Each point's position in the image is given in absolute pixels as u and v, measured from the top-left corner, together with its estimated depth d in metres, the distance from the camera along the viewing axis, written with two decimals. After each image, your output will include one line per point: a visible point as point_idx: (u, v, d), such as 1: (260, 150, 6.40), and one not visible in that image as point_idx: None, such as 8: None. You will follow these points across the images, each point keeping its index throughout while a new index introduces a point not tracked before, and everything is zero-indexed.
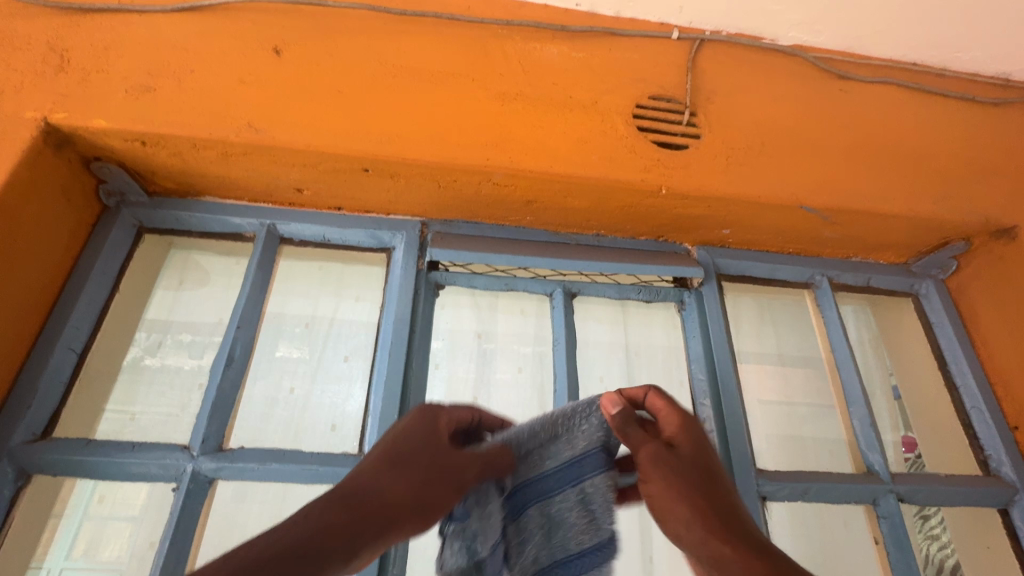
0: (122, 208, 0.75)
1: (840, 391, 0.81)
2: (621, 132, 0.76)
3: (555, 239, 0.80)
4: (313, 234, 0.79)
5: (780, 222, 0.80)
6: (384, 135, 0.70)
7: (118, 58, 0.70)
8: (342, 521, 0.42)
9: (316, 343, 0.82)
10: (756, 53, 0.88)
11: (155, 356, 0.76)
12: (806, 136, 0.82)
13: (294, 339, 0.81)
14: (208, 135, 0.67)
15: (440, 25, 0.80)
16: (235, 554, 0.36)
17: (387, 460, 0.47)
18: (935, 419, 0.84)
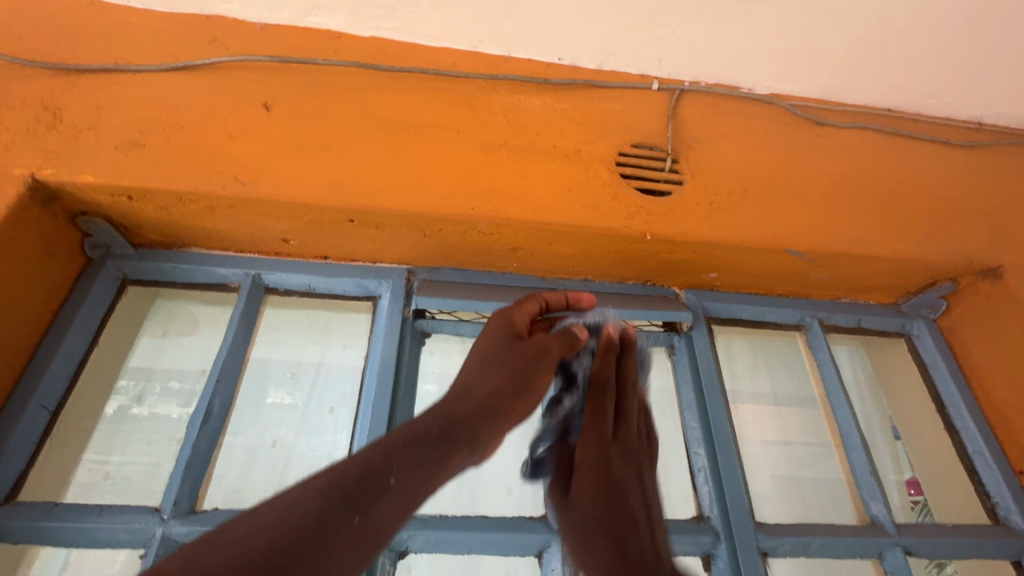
0: (107, 260, 0.75)
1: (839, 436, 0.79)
2: (604, 179, 0.77)
3: (541, 284, 0.80)
4: (298, 284, 0.79)
5: (766, 265, 0.80)
6: (370, 186, 0.71)
7: (110, 116, 0.71)
8: (455, 411, 0.53)
9: (307, 390, 0.82)
10: (734, 102, 0.91)
11: (143, 404, 0.75)
12: (787, 180, 0.84)
13: (284, 386, 0.82)
14: (194, 189, 0.67)
15: (426, 80, 0.82)
16: (387, 437, 0.47)
17: (483, 366, 0.58)
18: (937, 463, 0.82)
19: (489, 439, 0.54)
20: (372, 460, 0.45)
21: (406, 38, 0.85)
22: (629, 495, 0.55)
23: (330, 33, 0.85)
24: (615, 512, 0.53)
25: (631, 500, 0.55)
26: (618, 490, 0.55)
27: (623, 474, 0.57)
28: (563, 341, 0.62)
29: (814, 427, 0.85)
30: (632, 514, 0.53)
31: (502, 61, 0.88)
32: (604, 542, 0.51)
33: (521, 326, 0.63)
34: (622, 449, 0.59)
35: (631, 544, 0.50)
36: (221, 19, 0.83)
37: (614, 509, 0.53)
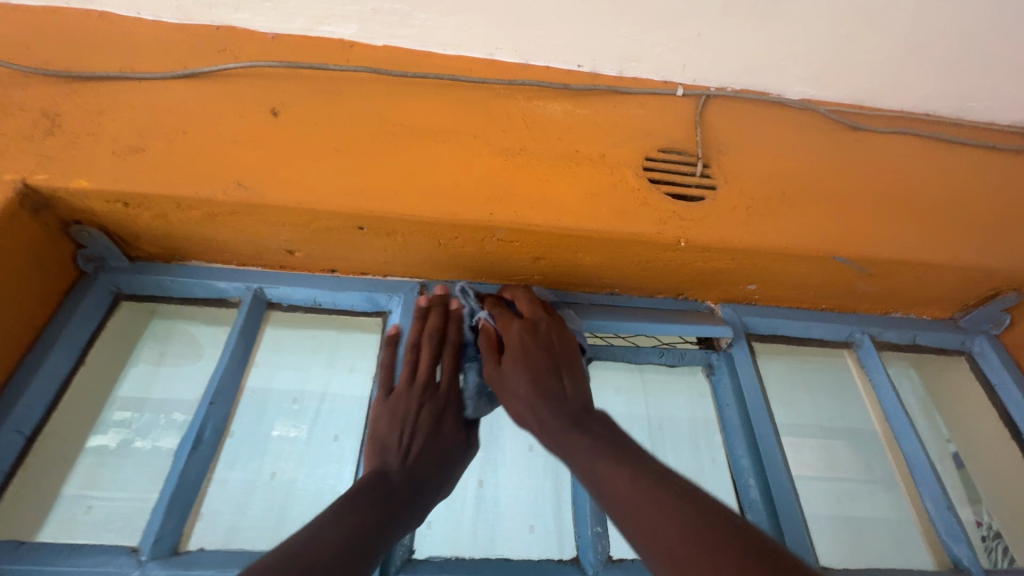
0: (101, 274, 0.70)
1: (906, 468, 0.71)
2: (632, 185, 0.71)
3: (562, 299, 0.73)
4: (303, 298, 0.74)
5: (810, 275, 0.73)
6: (381, 191, 0.66)
7: (110, 122, 0.68)
8: (397, 471, 0.58)
9: (310, 420, 0.76)
10: (764, 107, 0.87)
11: (146, 437, 0.68)
12: (827, 185, 0.78)
13: (290, 417, 0.75)
14: (194, 194, 0.63)
15: (441, 87, 0.79)
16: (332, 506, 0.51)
17: (387, 438, 0.60)
18: (1014, 498, 0.73)
19: (454, 460, 0.63)
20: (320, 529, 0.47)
21: (420, 46, 0.82)
22: (568, 383, 0.59)
23: (342, 43, 0.82)
24: (576, 390, 0.59)
25: (569, 388, 0.59)
26: (561, 377, 0.60)
27: (575, 369, 0.62)
28: (427, 391, 0.64)
29: (864, 459, 0.76)
30: (583, 394, 0.59)
31: (519, 68, 0.84)
32: (552, 407, 0.56)
33: (393, 399, 0.63)
34: (564, 344, 0.63)
35: (589, 421, 0.56)
36: (231, 29, 0.81)
37: (564, 390, 0.58)
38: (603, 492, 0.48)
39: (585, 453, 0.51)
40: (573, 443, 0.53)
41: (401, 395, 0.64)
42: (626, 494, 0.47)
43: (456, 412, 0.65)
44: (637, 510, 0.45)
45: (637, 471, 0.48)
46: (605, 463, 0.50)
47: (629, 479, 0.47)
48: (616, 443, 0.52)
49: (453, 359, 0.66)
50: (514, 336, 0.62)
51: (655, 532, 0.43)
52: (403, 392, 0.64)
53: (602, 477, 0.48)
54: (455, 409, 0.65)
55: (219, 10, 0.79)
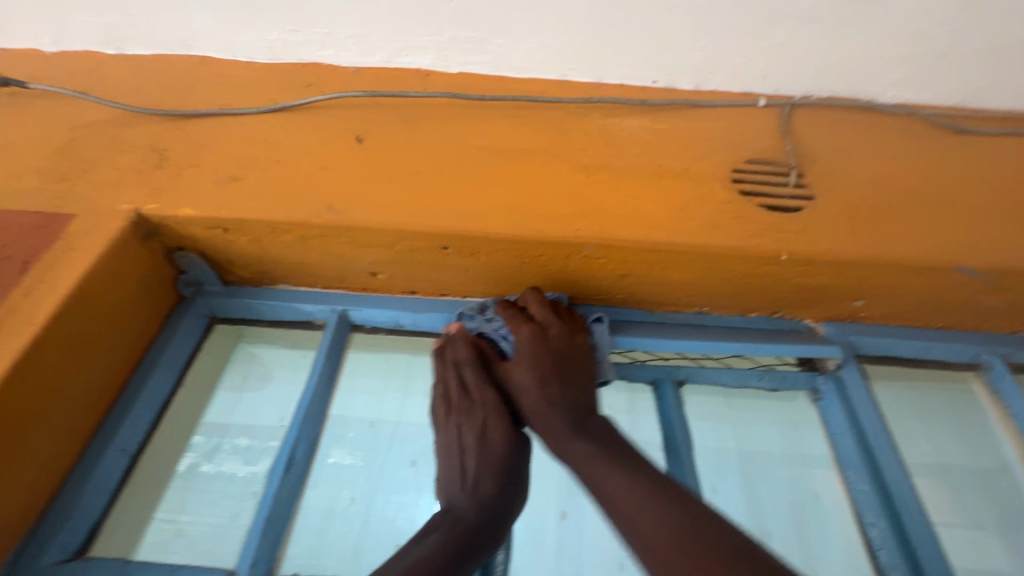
0: (198, 298, 0.73)
1: None
2: (721, 197, 0.68)
3: (652, 319, 0.72)
4: (385, 319, 0.74)
5: (927, 289, 0.67)
6: (465, 210, 0.66)
7: (211, 155, 0.72)
8: (462, 500, 0.56)
9: (377, 449, 0.82)
10: (855, 113, 0.82)
11: (211, 462, 0.71)
12: (937, 191, 0.72)
13: (349, 445, 0.81)
14: (289, 218, 0.65)
15: (516, 109, 0.79)
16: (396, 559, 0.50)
17: (447, 471, 0.58)
18: None
19: (514, 462, 0.59)
20: None
21: (494, 71, 0.83)
22: (574, 393, 0.59)
23: (419, 72, 0.85)
24: (579, 394, 0.59)
25: (581, 390, 0.60)
26: (566, 387, 0.59)
27: (585, 374, 0.61)
28: (463, 410, 0.61)
29: (965, 505, 0.72)
30: (586, 400, 0.59)
31: (592, 87, 0.83)
32: (563, 413, 0.57)
33: (440, 431, 0.61)
34: (574, 352, 0.61)
35: (591, 425, 0.57)
36: (316, 66, 0.85)
37: (576, 396, 0.59)
38: (607, 501, 0.49)
39: (588, 457, 0.53)
40: (580, 441, 0.55)
41: (444, 423, 0.61)
42: (625, 501, 0.48)
43: (497, 417, 0.60)
44: (628, 514, 0.47)
45: (630, 472, 0.50)
46: (603, 470, 0.51)
47: (625, 486, 0.49)
48: (616, 447, 0.54)
49: (476, 370, 0.62)
50: (555, 340, 0.61)
51: (642, 535, 0.45)
52: (445, 421, 0.61)
53: (608, 486, 0.50)
54: (497, 414, 0.60)
55: (306, 48, 0.83)
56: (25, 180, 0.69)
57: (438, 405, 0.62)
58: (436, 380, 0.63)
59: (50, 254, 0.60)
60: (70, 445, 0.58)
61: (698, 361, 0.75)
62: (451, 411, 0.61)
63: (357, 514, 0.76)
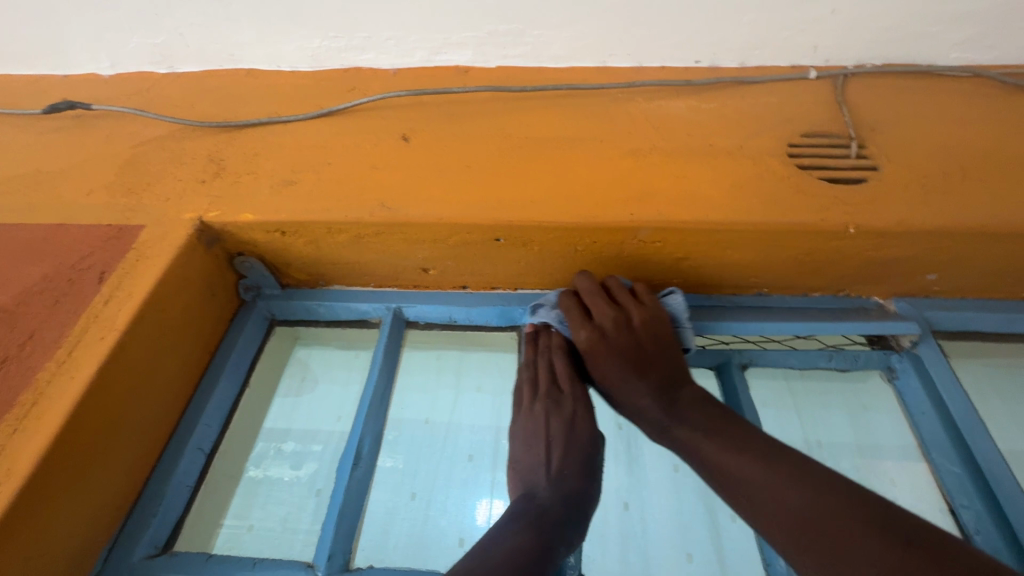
0: (258, 301, 0.75)
1: None
2: (780, 173, 0.66)
3: (710, 302, 0.70)
4: (438, 315, 0.74)
5: (1012, 257, 0.63)
6: (517, 201, 0.66)
7: (265, 161, 0.74)
8: (546, 489, 0.53)
9: (437, 448, 0.84)
10: (914, 80, 0.78)
11: (259, 467, 0.76)
12: (1013, 153, 0.67)
13: (387, 447, 0.81)
14: (344, 218, 0.66)
15: (558, 98, 0.78)
16: (488, 537, 0.48)
17: (527, 457, 0.57)
18: None
19: (595, 461, 0.58)
20: (514, 554, 0.45)
21: (533, 63, 0.83)
22: (654, 371, 0.59)
23: (458, 70, 0.86)
24: (659, 369, 0.59)
25: (664, 361, 0.60)
26: (642, 365, 0.59)
27: (662, 352, 0.60)
28: (551, 399, 0.60)
29: None
30: (668, 377, 0.59)
31: (633, 72, 0.82)
32: (650, 396, 0.58)
33: (523, 414, 0.60)
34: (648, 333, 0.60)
35: (681, 402, 0.58)
36: (357, 70, 0.87)
37: (656, 380, 0.59)
38: (719, 478, 0.51)
39: (698, 440, 0.55)
40: (673, 432, 0.56)
41: (528, 410, 0.60)
42: (759, 483, 0.49)
43: (586, 413, 0.60)
44: (764, 497, 0.48)
45: (764, 459, 0.50)
46: (723, 453, 0.52)
47: (759, 471, 0.50)
48: (729, 429, 0.55)
49: (566, 361, 0.63)
50: (610, 328, 0.60)
51: (780, 510, 0.47)
52: (529, 406, 0.61)
53: (706, 460, 0.53)
54: (585, 410, 0.60)
55: (348, 54, 0.85)
56: (96, 196, 0.72)
57: (523, 394, 0.62)
58: (524, 365, 0.64)
59: (124, 263, 0.63)
60: (150, 446, 0.60)
61: (760, 344, 0.72)
62: (537, 398, 0.61)
63: (421, 509, 0.77)
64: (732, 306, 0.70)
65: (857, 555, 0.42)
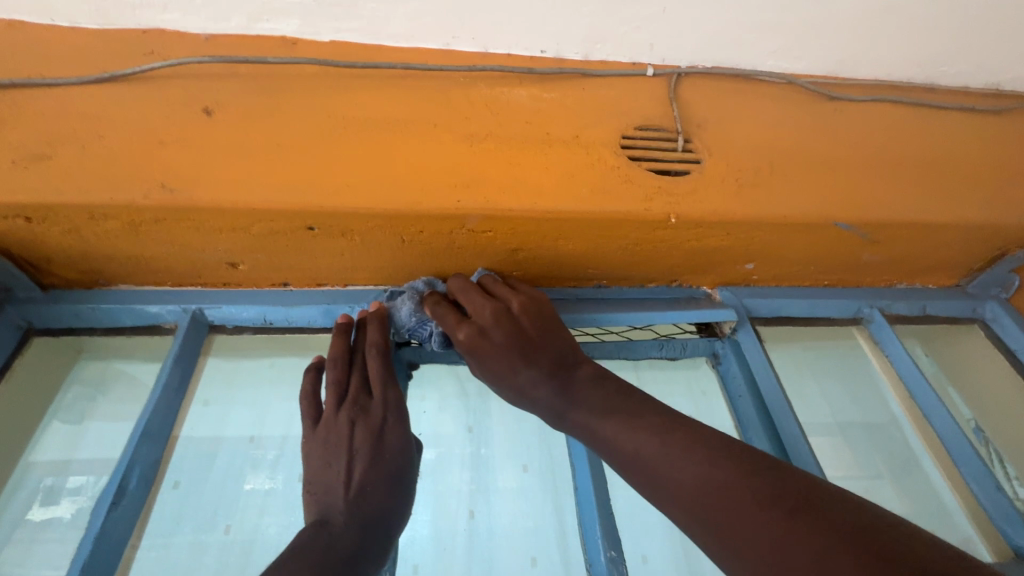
0: (6, 306, 0.60)
1: (925, 426, 0.71)
2: (611, 163, 0.66)
3: (550, 295, 0.69)
4: (250, 317, 0.65)
5: (811, 247, 0.68)
6: (332, 185, 0.58)
7: (13, 131, 0.59)
8: (341, 511, 0.46)
9: (286, 466, 0.74)
10: (738, 83, 0.83)
11: (54, 505, 0.62)
12: (815, 152, 0.74)
13: (266, 468, 0.74)
14: (110, 201, 0.54)
15: (395, 77, 0.72)
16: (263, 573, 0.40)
17: (324, 475, 0.50)
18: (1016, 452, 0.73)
19: (408, 473, 0.53)
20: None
21: (370, 39, 0.76)
22: (542, 357, 0.55)
23: (285, 40, 0.75)
24: (551, 354, 0.55)
25: (554, 347, 0.56)
26: (528, 355, 0.55)
27: (554, 336, 0.57)
28: (358, 407, 0.54)
29: (863, 456, 0.77)
30: (563, 358, 0.55)
31: (479, 57, 0.78)
32: (544, 384, 0.53)
33: (323, 429, 0.53)
34: (528, 320, 0.57)
35: (578, 387, 0.53)
36: (158, 32, 0.73)
37: (549, 363, 0.55)
38: (626, 463, 0.47)
39: (596, 424, 0.50)
40: (573, 418, 0.51)
41: (330, 420, 0.53)
42: (656, 456, 0.45)
43: (398, 420, 0.54)
44: (660, 473, 0.44)
45: (660, 432, 0.46)
46: (620, 432, 0.48)
47: (657, 445, 0.45)
48: (626, 405, 0.50)
49: (380, 362, 0.56)
50: (489, 320, 0.56)
51: (677, 484, 0.42)
52: (331, 417, 0.53)
53: (609, 445, 0.48)
54: (397, 416, 0.54)
55: (143, 11, 0.71)
56: None
57: (325, 405, 0.55)
58: (330, 365, 0.56)
59: None
60: None
61: (600, 337, 0.72)
62: (342, 406, 0.54)
63: (238, 543, 0.67)
64: (571, 299, 0.68)
65: (746, 521, 0.38)
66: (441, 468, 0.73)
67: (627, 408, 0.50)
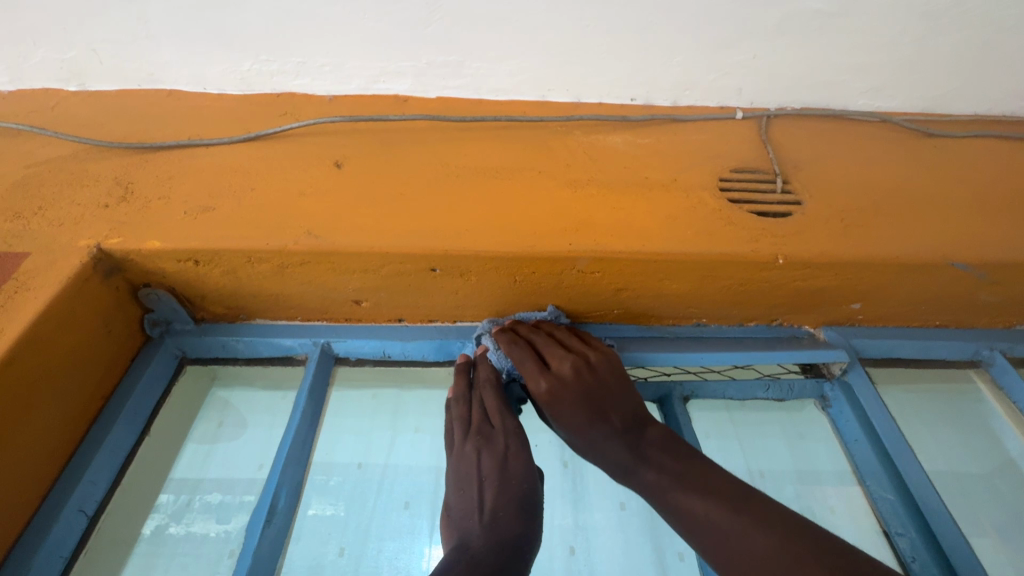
0: (166, 338, 0.68)
1: None
2: (712, 206, 0.68)
3: (650, 334, 0.70)
4: (370, 350, 0.70)
5: (924, 287, 0.66)
6: (453, 230, 0.63)
7: (180, 186, 0.68)
8: (479, 534, 0.49)
9: (362, 494, 0.77)
10: (830, 122, 0.83)
11: (181, 522, 0.68)
12: (919, 190, 0.73)
13: (328, 495, 0.75)
14: (265, 246, 0.61)
15: (498, 128, 0.78)
16: None
17: (460, 503, 0.53)
18: None
19: (534, 497, 0.55)
20: None
21: (472, 94, 0.82)
22: (614, 414, 0.57)
23: (397, 98, 0.84)
24: (621, 411, 0.57)
25: (624, 406, 0.58)
26: (601, 411, 0.57)
27: (622, 392, 0.59)
28: (482, 437, 0.58)
29: (972, 510, 0.71)
30: (631, 415, 0.58)
31: (572, 106, 0.83)
32: (616, 440, 0.55)
33: (454, 459, 0.57)
34: (599, 376, 0.59)
35: (648, 446, 0.55)
36: (290, 95, 0.83)
37: (620, 419, 0.57)
38: (693, 530, 0.48)
39: (665, 485, 0.51)
40: (639, 477, 0.53)
41: (459, 451, 0.58)
42: (729, 527, 0.46)
43: (519, 447, 0.57)
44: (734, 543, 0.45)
45: (735, 503, 0.48)
46: (688, 496, 0.49)
47: (729, 515, 0.47)
48: (694, 470, 0.52)
49: (495, 393, 0.61)
50: (569, 374, 0.58)
51: (751, 559, 0.44)
52: (460, 447, 0.58)
53: (677, 508, 0.49)
54: (518, 443, 0.58)
55: (280, 78, 0.81)
56: None
57: (454, 437, 0.60)
58: (454, 402, 0.62)
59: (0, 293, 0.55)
60: (16, 510, 0.51)
61: (700, 375, 0.73)
62: (468, 437, 0.58)
63: (349, 564, 0.70)
64: (673, 337, 0.70)
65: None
66: None
67: (694, 472, 0.51)
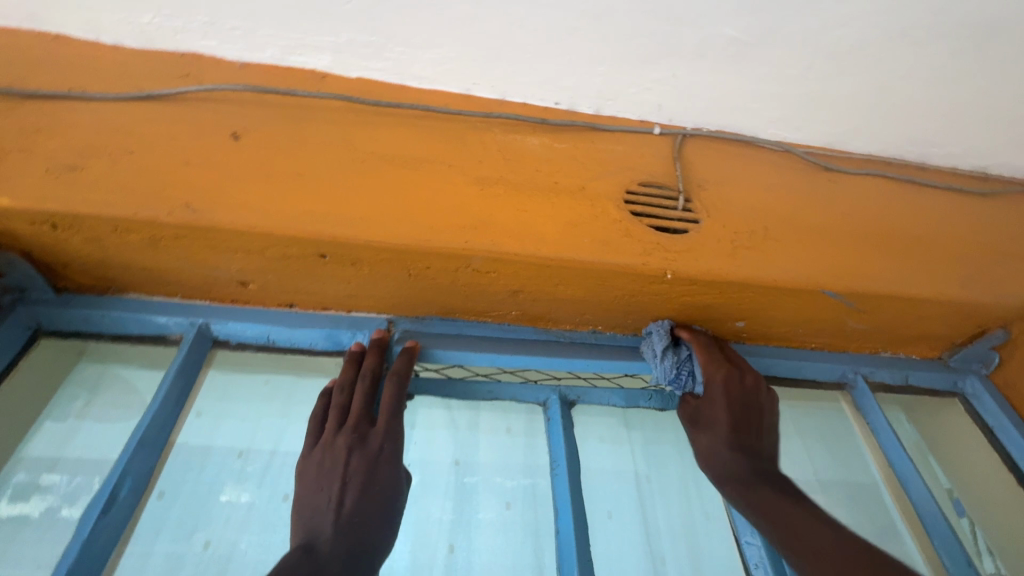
0: (18, 306, 0.62)
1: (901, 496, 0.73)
2: (613, 216, 0.69)
3: (546, 337, 0.71)
4: (254, 335, 0.67)
5: (801, 311, 0.71)
6: (348, 217, 0.61)
7: (48, 140, 0.62)
8: (328, 536, 0.48)
9: (261, 480, 0.73)
10: (739, 147, 0.87)
11: (75, 504, 0.64)
12: (809, 220, 0.77)
13: (245, 479, 0.73)
14: (134, 217, 0.57)
15: (415, 116, 0.76)
16: None
17: (316, 500, 0.51)
18: (992, 525, 0.76)
19: (398, 502, 0.54)
20: None
21: (394, 79, 0.79)
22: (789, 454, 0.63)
23: (315, 74, 0.79)
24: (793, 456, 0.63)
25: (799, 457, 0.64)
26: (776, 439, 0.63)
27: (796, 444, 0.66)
28: (356, 434, 0.56)
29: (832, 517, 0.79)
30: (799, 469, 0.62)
31: (496, 103, 0.82)
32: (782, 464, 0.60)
33: (320, 451, 0.55)
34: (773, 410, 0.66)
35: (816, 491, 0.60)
36: (195, 56, 0.77)
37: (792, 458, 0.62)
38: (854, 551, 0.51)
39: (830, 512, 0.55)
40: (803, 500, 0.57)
41: (329, 444, 0.55)
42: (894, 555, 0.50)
43: (393, 452, 0.56)
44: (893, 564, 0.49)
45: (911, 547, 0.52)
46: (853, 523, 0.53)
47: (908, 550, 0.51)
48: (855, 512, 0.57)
49: (394, 390, 0.59)
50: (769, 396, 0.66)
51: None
52: (330, 441, 0.56)
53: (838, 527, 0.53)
54: (393, 445, 0.56)
55: (184, 36, 0.75)
56: None
57: (327, 427, 0.57)
58: (338, 391, 0.60)
59: None
60: None
61: (590, 381, 0.77)
62: (341, 431, 0.56)
63: (216, 558, 0.67)
64: (570, 339, 0.71)
65: None
66: (425, 497, 0.74)
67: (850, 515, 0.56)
